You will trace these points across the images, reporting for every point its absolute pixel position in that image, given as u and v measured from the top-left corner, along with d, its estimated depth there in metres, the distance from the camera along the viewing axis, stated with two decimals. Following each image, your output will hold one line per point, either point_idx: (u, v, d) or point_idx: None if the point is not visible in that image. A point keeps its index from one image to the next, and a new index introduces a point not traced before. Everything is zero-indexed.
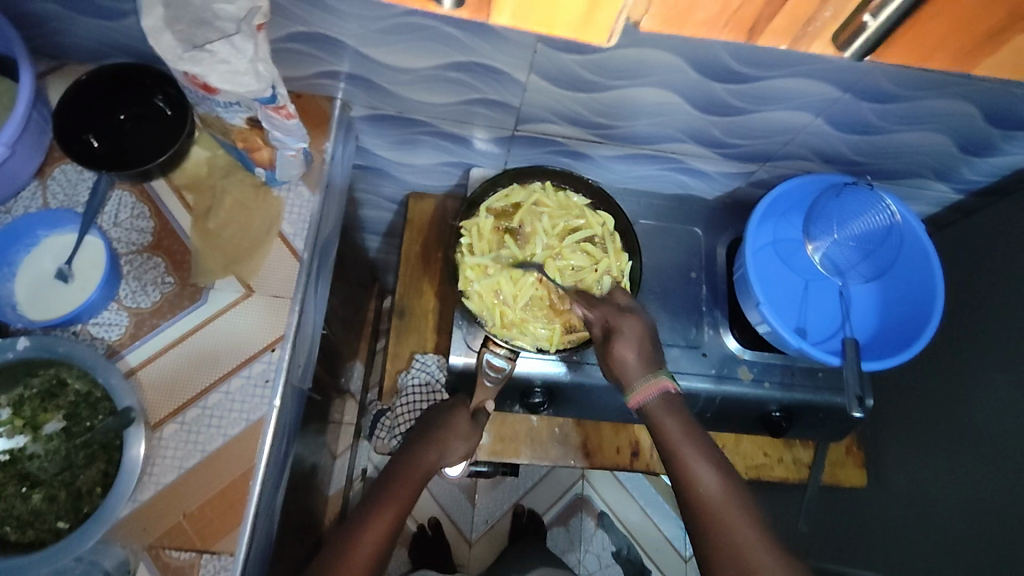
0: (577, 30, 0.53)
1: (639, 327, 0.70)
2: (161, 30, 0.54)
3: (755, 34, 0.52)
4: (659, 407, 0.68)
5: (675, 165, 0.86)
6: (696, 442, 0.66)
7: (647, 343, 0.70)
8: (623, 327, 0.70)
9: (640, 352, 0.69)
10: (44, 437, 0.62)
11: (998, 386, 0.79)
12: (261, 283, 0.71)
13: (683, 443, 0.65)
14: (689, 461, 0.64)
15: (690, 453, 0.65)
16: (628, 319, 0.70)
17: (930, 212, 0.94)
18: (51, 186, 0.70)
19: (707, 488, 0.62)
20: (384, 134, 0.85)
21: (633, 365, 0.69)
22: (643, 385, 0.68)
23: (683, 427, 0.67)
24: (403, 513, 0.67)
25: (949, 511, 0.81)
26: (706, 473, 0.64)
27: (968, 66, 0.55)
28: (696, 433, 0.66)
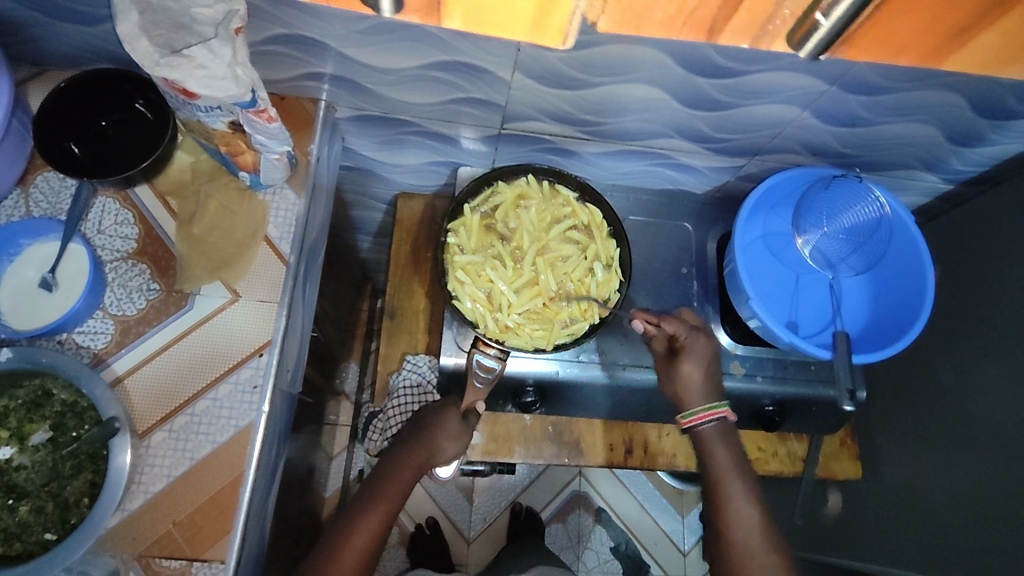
0: (533, 34, 0.58)
1: (707, 346, 0.76)
2: (137, 36, 0.53)
3: (716, 35, 0.57)
4: (712, 435, 0.75)
5: (664, 161, 0.86)
6: (739, 474, 0.74)
7: (710, 364, 0.76)
8: (692, 345, 0.76)
9: (705, 371, 0.76)
10: (31, 448, 0.61)
11: (991, 376, 0.79)
12: (247, 287, 0.71)
13: (730, 479, 0.74)
14: (731, 493, 0.74)
15: (733, 485, 0.74)
16: (698, 337, 0.76)
17: (920, 201, 0.94)
18: (33, 194, 0.69)
19: (745, 521, 0.72)
20: (370, 134, 0.85)
21: (696, 383, 0.75)
22: (703, 410, 0.74)
23: (731, 460, 0.75)
24: (389, 513, 0.69)
25: (943, 502, 0.81)
26: (747, 511, 0.73)
27: (938, 60, 0.59)
28: (739, 463, 0.75)
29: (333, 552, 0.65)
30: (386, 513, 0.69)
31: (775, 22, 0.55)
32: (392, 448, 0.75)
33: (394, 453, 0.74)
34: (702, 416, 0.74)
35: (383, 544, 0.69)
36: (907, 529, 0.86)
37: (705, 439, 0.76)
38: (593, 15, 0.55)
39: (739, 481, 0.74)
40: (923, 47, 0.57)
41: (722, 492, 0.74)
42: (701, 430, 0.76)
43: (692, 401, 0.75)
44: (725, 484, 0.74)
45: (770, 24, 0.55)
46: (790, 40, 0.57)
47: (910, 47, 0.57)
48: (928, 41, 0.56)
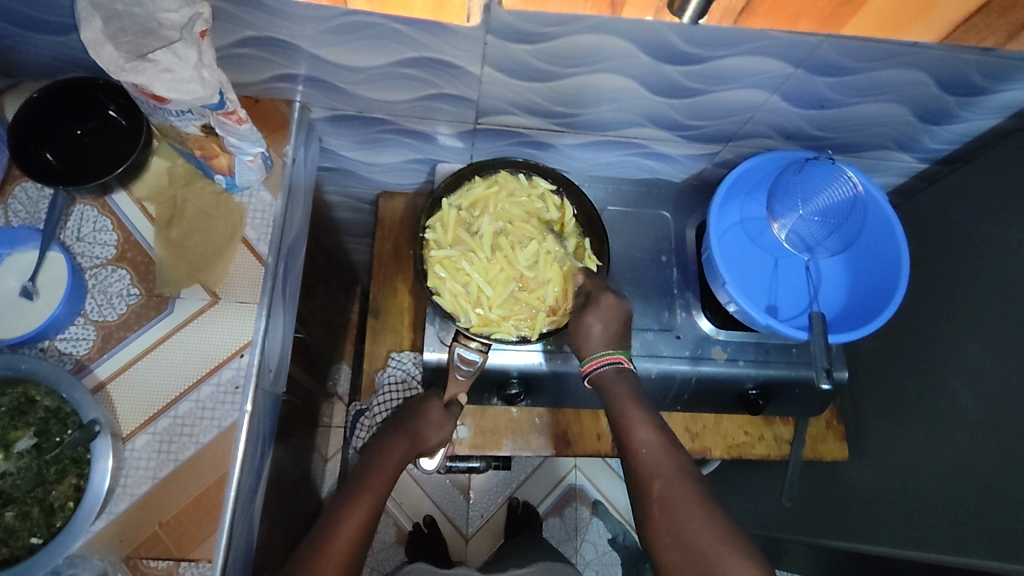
0: (434, 11, 0.59)
1: (618, 307, 0.74)
2: (102, 42, 0.54)
3: (618, 8, 0.58)
4: (611, 375, 0.73)
5: (639, 150, 0.87)
6: (640, 407, 0.70)
7: (618, 323, 0.75)
8: (601, 300, 0.74)
9: (606, 324, 0.74)
10: (15, 455, 0.62)
11: (970, 351, 0.79)
12: (226, 290, 0.71)
13: (628, 405, 0.70)
14: (634, 425, 0.69)
15: (636, 418, 0.69)
16: (609, 295, 0.75)
17: (897, 181, 0.94)
18: (12, 204, 0.70)
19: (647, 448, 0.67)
20: (347, 134, 0.85)
21: (597, 337, 0.74)
22: (596, 355, 0.73)
23: (632, 394, 0.71)
24: (376, 504, 0.70)
25: (931, 476, 0.82)
26: (648, 436, 0.68)
27: (838, 27, 0.60)
28: (641, 399, 0.71)
29: (322, 543, 0.66)
30: (372, 502, 0.69)
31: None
32: (375, 441, 0.76)
33: (378, 443, 0.75)
34: (597, 361, 0.73)
35: (371, 535, 0.69)
36: (898, 507, 0.86)
37: (604, 380, 0.73)
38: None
39: (640, 412, 0.70)
40: (812, 15, 0.58)
41: (625, 426, 0.69)
42: (599, 374, 0.73)
43: (590, 348, 0.74)
44: (627, 417, 0.69)
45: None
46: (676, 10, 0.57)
47: (806, 9, 0.57)
48: (818, 9, 0.57)
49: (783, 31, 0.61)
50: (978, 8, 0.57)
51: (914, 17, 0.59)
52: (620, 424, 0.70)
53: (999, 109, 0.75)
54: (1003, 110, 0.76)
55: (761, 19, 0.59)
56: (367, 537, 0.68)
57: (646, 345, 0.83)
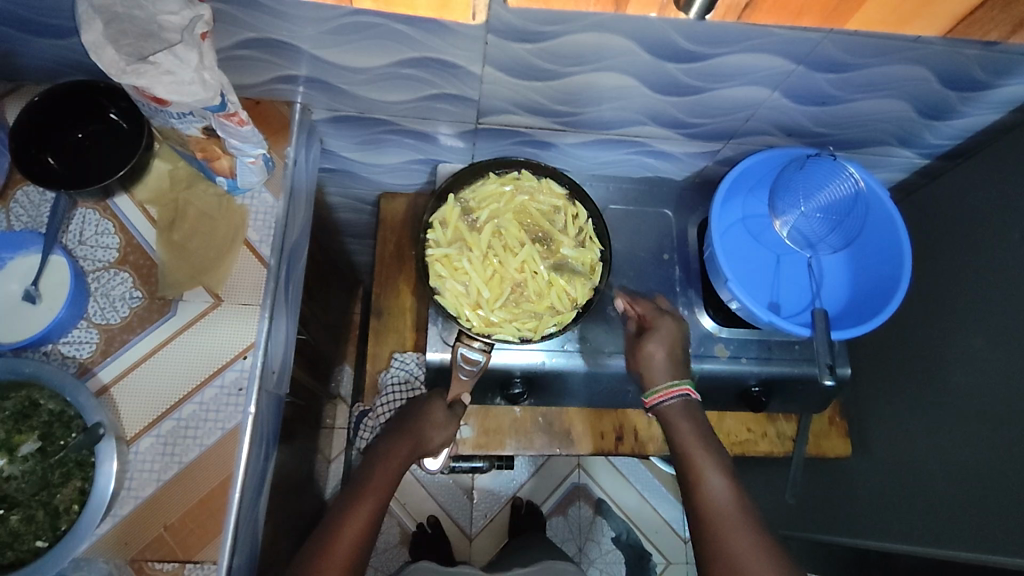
0: (439, 9, 0.59)
1: (676, 330, 0.78)
2: (103, 45, 0.54)
3: (622, 4, 0.57)
4: (677, 410, 0.75)
5: (640, 148, 0.87)
6: (707, 446, 0.73)
7: (677, 347, 0.77)
8: (659, 326, 0.78)
9: (669, 351, 0.76)
10: (20, 458, 0.62)
11: (972, 346, 0.79)
12: (229, 291, 0.71)
13: (694, 443, 0.73)
14: (701, 465, 0.72)
15: (702, 459, 0.72)
16: (668, 321, 0.78)
17: (898, 176, 0.94)
18: (14, 209, 0.70)
19: (713, 490, 0.70)
20: (348, 135, 0.85)
21: (659, 363, 0.76)
22: (664, 387, 0.75)
23: (699, 433, 0.74)
24: (380, 504, 0.70)
25: (934, 471, 0.82)
26: (716, 478, 0.71)
27: (841, 21, 0.59)
28: (707, 437, 0.74)
29: (326, 543, 0.66)
30: (377, 503, 0.69)
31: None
32: (379, 441, 0.76)
33: (381, 443, 0.75)
34: (662, 395, 0.75)
35: (375, 535, 0.69)
36: (903, 504, 0.86)
37: (670, 413, 0.75)
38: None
39: (706, 450, 0.73)
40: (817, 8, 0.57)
41: (692, 464, 0.72)
42: (664, 407, 0.75)
43: (656, 378, 0.76)
44: (695, 456, 0.72)
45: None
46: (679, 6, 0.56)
47: (807, 7, 0.57)
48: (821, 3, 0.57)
49: (784, 27, 0.60)
50: (982, 3, 0.57)
51: (919, 11, 0.58)
52: (687, 462, 0.73)
53: (1000, 104, 0.76)
54: (1005, 105, 0.76)
55: (765, 14, 0.58)
56: (372, 536, 0.68)
57: None
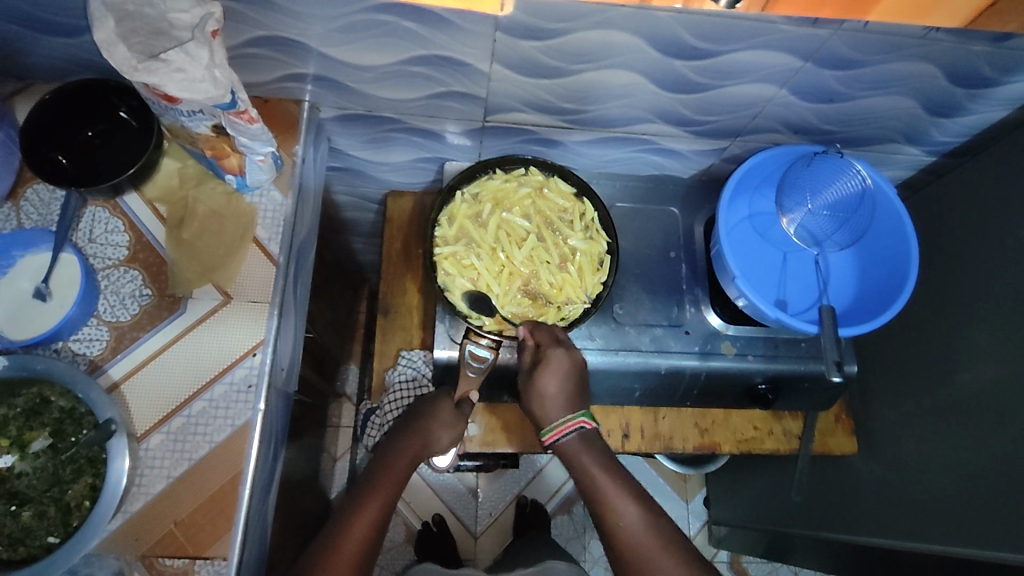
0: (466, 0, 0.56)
1: (567, 362, 0.72)
2: (115, 43, 0.54)
3: None
4: (576, 446, 0.72)
5: (647, 146, 0.87)
6: (613, 476, 0.70)
7: (572, 376, 0.73)
8: (550, 360, 0.72)
9: (561, 385, 0.72)
10: (32, 455, 0.62)
11: (978, 343, 0.79)
12: (238, 289, 0.71)
13: (599, 475, 0.70)
14: (610, 496, 0.69)
15: (610, 487, 0.69)
16: (559, 351, 0.72)
17: (905, 174, 0.94)
18: (25, 206, 0.71)
19: (626, 521, 0.68)
20: (355, 133, 0.86)
21: (553, 397, 0.73)
22: (560, 423, 0.72)
23: (600, 462, 0.71)
24: (388, 502, 0.70)
25: (942, 469, 0.82)
26: (626, 507, 0.68)
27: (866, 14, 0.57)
28: (611, 466, 0.71)
29: (334, 540, 0.66)
30: (385, 501, 0.70)
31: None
32: (388, 439, 0.76)
33: (391, 441, 0.75)
34: (561, 429, 0.72)
35: (383, 533, 0.69)
36: (910, 503, 0.86)
37: (569, 450, 0.72)
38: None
39: (612, 480, 0.70)
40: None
41: (599, 498, 0.69)
42: (563, 444, 0.73)
43: (550, 416, 0.73)
44: (602, 488, 0.69)
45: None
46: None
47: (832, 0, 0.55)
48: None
49: (793, 23, 0.60)
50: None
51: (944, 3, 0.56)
52: (596, 496, 0.70)
53: (1007, 101, 0.76)
54: (1012, 102, 0.76)
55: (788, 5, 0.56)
56: (379, 535, 0.68)
57: (654, 342, 0.83)
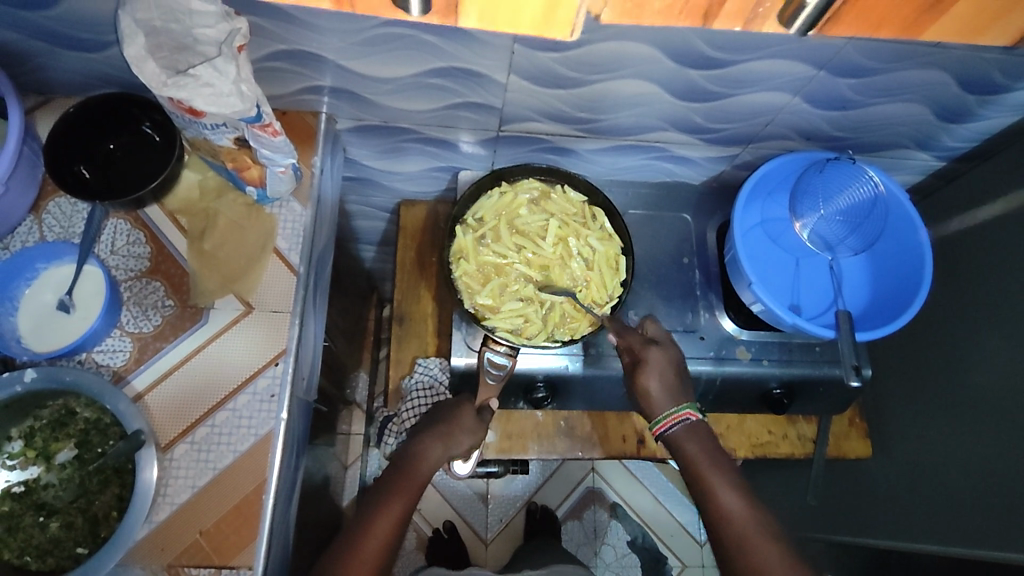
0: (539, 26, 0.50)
1: (665, 356, 0.74)
2: (144, 59, 0.56)
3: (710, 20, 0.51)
4: (683, 435, 0.72)
5: (660, 154, 0.88)
6: (719, 467, 0.69)
7: (671, 371, 0.73)
8: (648, 357, 0.73)
9: (663, 380, 0.72)
10: (57, 466, 0.64)
11: (992, 346, 0.80)
12: (260, 299, 0.72)
13: (706, 464, 0.69)
14: (715, 485, 0.68)
15: (714, 475, 0.69)
16: (653, 350, 0.73)
17: (915, 179, 0.95)
18: (47, 219, 0.71)
19: (729, 508, 0.67)
20: (371, 144, 0.86)
21: (658, 395, 0.72)
22: (665, 415, 0.72)
23: (706, 454, 0.70)
24: (410, 503, 0.70)
25: (957, 471, 0.82)
26: (729, 494, 0.68)
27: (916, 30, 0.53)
28: (718, 457, 0.70)
29: (356, 540, 0.66)
30: (407, 502, 0.69)
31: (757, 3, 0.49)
32: (411, 435, 0.76)
33: (409, 443, 0.74)
34: (668, 422, 0.72)
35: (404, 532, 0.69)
36: (924, 506, 0.86)
37: (676, 440, 0.72)
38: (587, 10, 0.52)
39: (716, 468, 0.69)
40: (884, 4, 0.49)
41: (702, 484, 0.69)
42: (670, 435, 0.73)
43: (657, 408, 0.73)
44: (705, 477, 0.69)
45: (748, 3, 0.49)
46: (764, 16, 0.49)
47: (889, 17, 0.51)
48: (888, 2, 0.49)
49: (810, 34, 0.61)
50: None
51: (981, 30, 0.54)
52: (698, 482, 0.69)
53: (1017, 107, 0.77)
54: (1021, 107, 0.77)
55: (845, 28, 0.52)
56: (399, 536, 0.68)
57: None
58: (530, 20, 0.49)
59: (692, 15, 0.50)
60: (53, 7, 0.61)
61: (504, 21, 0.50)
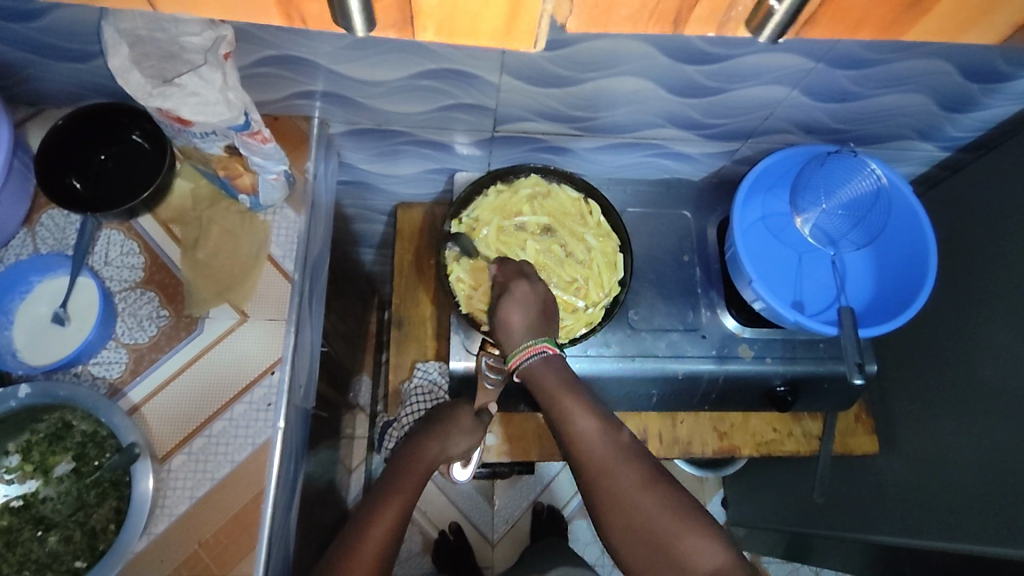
0: (501, 39, 0.42)
1: (531, 291, 0.70)
2: (129, 69, 0.55)
3: (680, 25, 0.41)
4: (540, 367, 0.66)
5: (657, 150, 0.86)
6: (571, 392, 0.64)
7: (536, 307, 0.69)
8: (514, 289, 0.70)
9: (526, 311, 0.69)
10: (55, 480, 0.63)
11: (1002, 339, 0.78)
12: (255, 307, 0.72)
13: (559, 393, 0.64)
14: (571, 414, 0.63)
15: (566, 403, 0.64)
16: (520, 282, 0.70)
17: (918, 169, 0.94)
18: (40, 232, 0.71)
19: (586, 438, 0.62)
20: (365, 147, 0.86)
21: (518, 326, 0.68)
22: (520, 348, 0.67)
23: (563, 382, 0.65)
24: (408, 504, 0.68)
25: (971, 468, 0.80)
26: (584, 420, 0.63)
27: (903, 22, 0.42)
28: (571, 382, 0.66)
29: (351, 545, 0.63)
30: (404, 503, 0.67)
31: (738, 5, 0.39)
32: (405, 440, 0.75)
33: (405, 445, 0.74)
34: (521, 355, 0.67)
35: (403, 537, 0.66)
36: (940, 504, 0.84)
37: (531, 371, 0.67)
38: (558, 16, 0.41)
39: (571, 396, 0.64)
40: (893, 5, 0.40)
41: (558, 413, 0.64)
42: (528, 368, 0.67)
43: (513, 343, 0.68)
44: (560, 407, 0.64)
45: (735, 7, 0.39)
46: (750, 23, 0.40)
47: (875, 15, 0.41)
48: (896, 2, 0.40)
49: None
50: None
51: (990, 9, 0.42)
52: (554, 413, 0.64)
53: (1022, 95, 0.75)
54: None
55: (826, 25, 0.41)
56: (397, 541, 0.66)
57: (669, 346, 0.82)
58: (494, 29, 0.40)
59: (669, 22, 0.41)
60: (40, 19, 0.60)
61: (465, 31, 0.41)
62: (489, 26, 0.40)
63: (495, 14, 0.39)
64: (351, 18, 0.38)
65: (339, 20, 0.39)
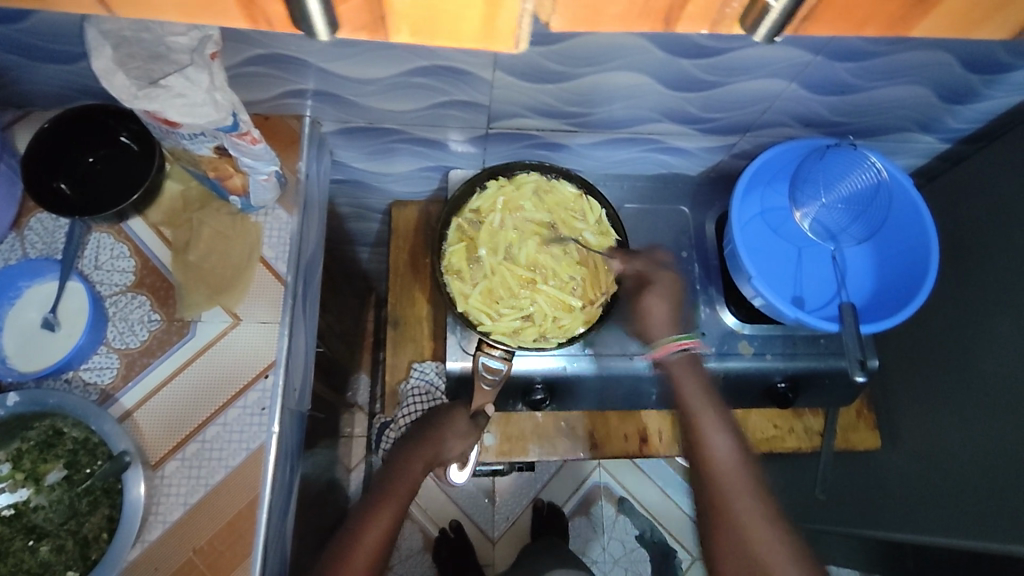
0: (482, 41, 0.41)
1: (673, 283, 0.77)
2: (114, 71, 0.54)
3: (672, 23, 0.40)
4: (682, 364, 0.76)
5: (654, 145, 0.85)
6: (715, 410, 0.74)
7: (675, 300, 0.77)
8: (656, 280, 0.77)
9: (671, 301, 0.76)
10: (47, 488, 0.63)
11: (1005, 333, 0.77)
12: (247, 309, 0.71)
13: (703, 410, 0.74)
14: (708, 433, 0.74)
15: (708, 423, 0.74)
16: (660, 274, 0.77)
17: (918, 161, 0.93)
18: (28, 236, 0.70)
19: (718, 456, 0.73)
20: (358, 145, 0.84)
21: (659, 317, 0.76)
22: (664, 342, 0.75)
23: (704, 398, 0.75)
24: (401, 506, 0.69)
25: (973, 465, 0.79)
26: (718, 439, 0.74)
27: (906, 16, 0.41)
28: (716, 401, 0.75)
29: (345, 549, 0.65)
30: (398, 508, 0.68)
31: (732, 2, 0.38)
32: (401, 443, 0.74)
33: (401, 449, 0.73)
34: (668, 347, 0.75)
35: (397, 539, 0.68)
36: (942, 500, 0.83)
37: (676, 367, 0.76)
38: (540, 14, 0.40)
39: (715, 415, 0.74)
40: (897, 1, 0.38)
41: (694, 432, 0.74)
42: (669, 361, 0.76)
43: (657, 334, 0.76)
44: (701, 422, 0.74)
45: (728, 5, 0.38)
46: (744, 21, 0.39)
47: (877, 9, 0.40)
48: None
49: None
50: None
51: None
52: (692, 424, 0.74)
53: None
54: None
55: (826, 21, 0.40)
56: (391, 545, 0.67)
57: None
58: (475, 30, 0.39)
59: (660, 21, 0.40)
60: (22, 20, 0.59)
61: (443, 32, 0.39)
62: (469, 26, 0.39)
63: (475, 13, 0.38)
64: (317, 23, 0.37)
65: (304, 25, 0.38)
